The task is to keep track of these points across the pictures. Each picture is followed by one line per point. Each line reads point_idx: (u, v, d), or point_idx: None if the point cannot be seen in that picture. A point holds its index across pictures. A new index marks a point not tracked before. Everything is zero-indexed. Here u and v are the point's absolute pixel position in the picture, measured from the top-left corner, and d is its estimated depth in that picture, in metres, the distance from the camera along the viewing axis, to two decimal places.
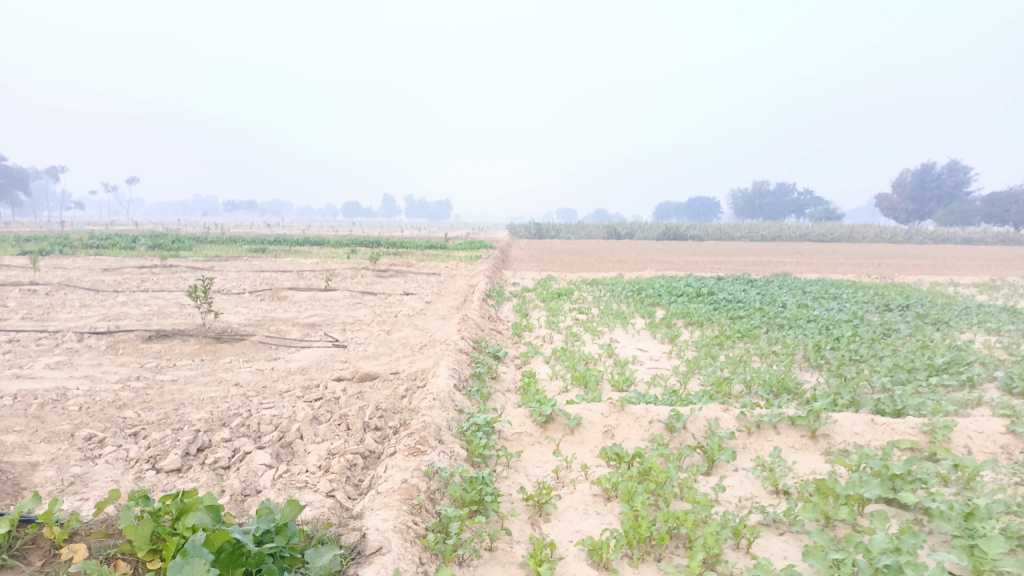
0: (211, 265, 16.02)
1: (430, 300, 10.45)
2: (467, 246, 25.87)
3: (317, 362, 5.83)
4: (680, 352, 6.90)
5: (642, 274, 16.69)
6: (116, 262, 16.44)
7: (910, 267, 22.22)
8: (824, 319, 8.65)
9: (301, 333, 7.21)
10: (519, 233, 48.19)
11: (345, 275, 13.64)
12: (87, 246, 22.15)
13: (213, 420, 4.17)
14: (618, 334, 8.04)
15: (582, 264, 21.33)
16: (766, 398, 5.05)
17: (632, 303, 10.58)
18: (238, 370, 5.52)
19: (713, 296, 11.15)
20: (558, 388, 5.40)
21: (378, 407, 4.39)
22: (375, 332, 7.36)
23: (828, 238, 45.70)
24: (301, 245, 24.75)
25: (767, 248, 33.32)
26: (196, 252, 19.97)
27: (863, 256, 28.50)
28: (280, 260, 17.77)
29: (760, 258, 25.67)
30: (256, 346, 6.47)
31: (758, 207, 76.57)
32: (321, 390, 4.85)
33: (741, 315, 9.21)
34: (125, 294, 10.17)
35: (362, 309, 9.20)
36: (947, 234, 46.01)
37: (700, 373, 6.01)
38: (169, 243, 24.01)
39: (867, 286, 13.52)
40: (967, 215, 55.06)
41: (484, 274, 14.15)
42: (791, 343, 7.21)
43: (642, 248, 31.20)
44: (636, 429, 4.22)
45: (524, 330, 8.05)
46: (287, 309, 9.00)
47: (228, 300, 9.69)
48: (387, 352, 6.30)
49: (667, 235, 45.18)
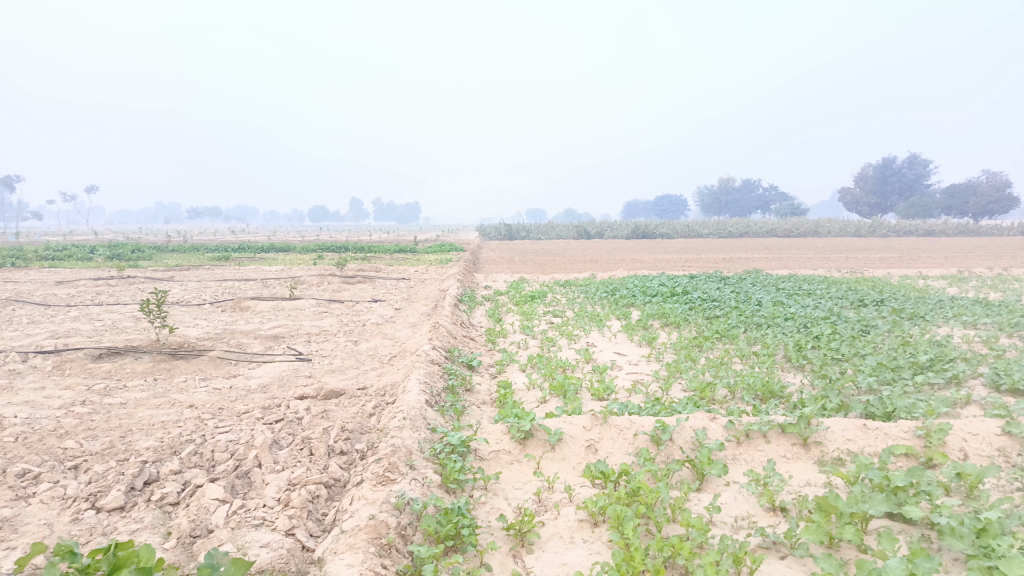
0: (171, 275, 15.48)
1: (399, 307, 10.13)
2: (437, 249, 25.53)
3: (280, 378, 5.50)
4: (660, 356, 6.68)
5: (614, 274, 16.52)
6: (71, 274, 15.81)
7: (878, 260, 22.40)
8: (801, 317, 8.52)
9: (264, 346, 6.85)
10: (488, 234, 47.90)
11: (311, 282, 13.24)
12: (42, 258, 21.40)
13: (163, 448, 3.83)
14: (594, 337, 7.81)
15: (554, 265, 21.11)
16: (752, 403, 4.84)
17: (607, 305, 10.37)
18: (193, 389, 5.17)
19: (688, 295, 10.99)
20: (535, 399, 5.14)
21: (343, 428, 4.08)
22: (342, 343, 7.02)
23: (795, 233, 46.20)
24: (266, 252, 24.19)
25: (736, 245, 33.47)
26: (156, 262, 19.33)
27: (830, 251, 28.77)
28: (244, 268, 17.27)
29: (730, 255, 25.75)
30: (214, 362, 6.10)
31: (725, 204, 77.32)
32: (282, 411, 4.53)
33: (718, 314, 9.04)
34: (77, 309, 9.67)
35: (329, 318, 8.84)
36: (910, 226, 46.80)
37: (681, 377, 5.79)
38: (127, 252, 23.27)
39: (840, 280, 13.50)
40: (928, 207, 56.10)
41: (455, 278, 13.85)
42: (771, 343, 7.04)
43: (612, 247, 31.15)
44: (620, 443, 3.98)
45: (497, 336, 7.78)
46: (249, 320, 8.61)
47: (187, 312, 9.26)
48: (355, 365, 5.98)
49: (637, 233, 45.27)
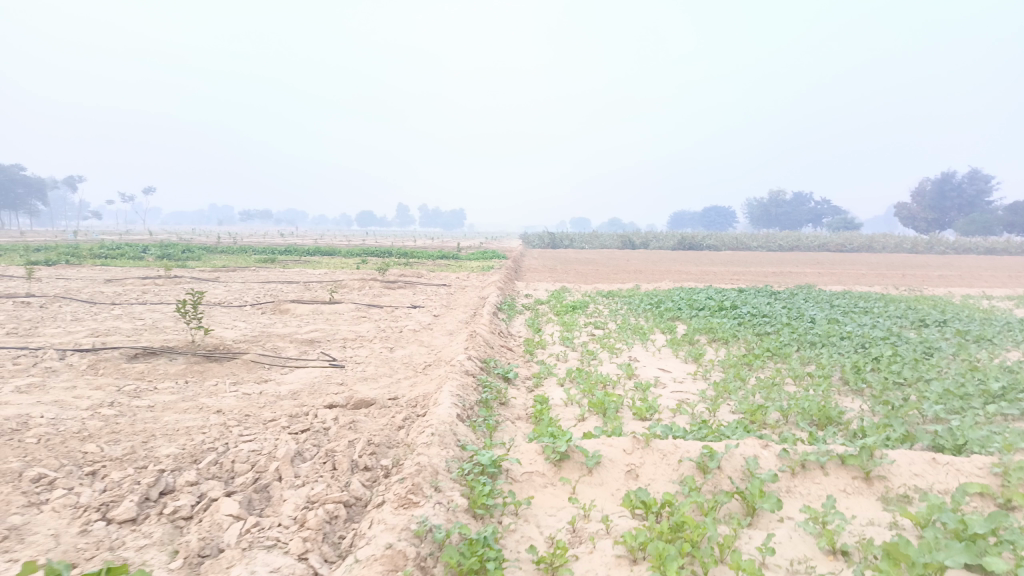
0: (216, 276, 15.62)
1: (438, 314, 9.97)
2: (481, 256, 25.42)
3: (311, 385, 5.34)
4: (706, 374, 6.34)
5: (659, 286, 16.14)
6: (121, 273, 16.11)
7: (936, 278, 21.54)
8: (858, 336, 8.08)
9: (298, 351, 6.73)
10: (532, 242, 47.70)
11: (352, 286, 13.19)
12: (96, 255, 21.97)
13: (184, 456, 3.69)
14: (638, 352, 7.51)
15: (598, 275, 20.79)
16: (807, 430, 4.50)
17: (651, 318, 10.04)
18: (223, 394, 5.05)
19: (737, 310, 10.59)
20: (573, 416, 4.87)
21: (370, 442, 3.89)
22: (377, 349, 6.87)
23: (848, 247, 44.87)
24: (311, 255, 24.39)
25: (786, 259, 32.61)
26: (203, 262, 19.60)
27: (886, 267, 27.77)
28: (288, 270, 17.39)
29: (780, 269, 25.06)
30: (247, 366, 5.99)
31: (775, 217, 75.79)
32: (310, 420, 4.36)
33: (768, 331, 8.63)
34: (121, 307, 9.74)
35: (367, 323, 8.73)
36: (970, 243, 45.03)
37: (730, 398, 5.47)
38: (178, 252, 23.75)
39: (898, 299, 12.89)
40: (989, 224, 53.96)
41: (496, 285, 13.66)
42: (826, 364, 6.63)
43: (657, 258, 30.63)
44: (663, 469, 3.70)
45: (536, 348, 7.53)
46: (286, 323, 8.52)
47: (227, 314, 9.23)
48: (388, 373, 5.80)
49: (683, 244, 44.56)
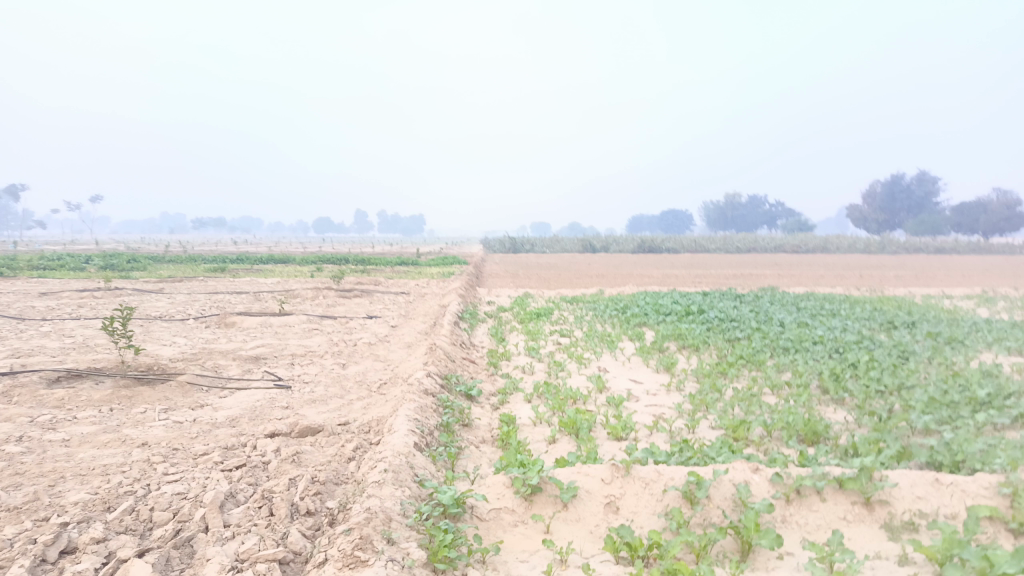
0: (161, 287, 14.82)
1: (396, 324, 9.48)
2: (441, 261, 24.91)
3: (252, 410, 4.83)
4: (681, 386, 5.99)
5: (623, 290, 15.89)
6: (58, 285, 15.19)
7: (893, 278, 21.79)
8: (832, 340, 7.83)
9: (242, 370, 6.18)
10: (493, 246, 47.31)
11: (306, 296, 12.59)
12: (33, 267, 20.84)
13: (94, 503, 3.15)
14: (607, 362, 7.12)
15: (560, 280, 20.45)
16: (796, 448, 4.15)
17: (618, 324, 9.68)
18: (151, 423, 4.49)
19: (704, 314, 10.32)
20: (543, 439, 4.45)
21: (315, 478, 3.42)
22: (329, 366, 6.35)
23: (803, 249, 45.48)
24: (264, 264, 23.55)
25: (745, 261, 32.84)
26: (149, 273, 18.70)
27: (842, 268, 28.08)
28: (238, 280, 16.65)
29: (741, 271, 25.09)
30: (182, 390, 5.42)
31: (731, 219, 76.81)
32: (247, 452, 3.86)
33: (738, 337, 8.34)
34: (51, 323, 9.00)
35: (319, 336, 8.19)
36: (919, 243, 46.02)
37: (708, 412, 5.11)
38: (123, 263, 22.74)
39: (862, 300, 12.78)
40: (937, 224, 55.34)
41: (456, 293, 13.20)
42: (803, 371, 6.34)
43: (619, 262, 30.50)
44: (646, 500, 3.31)
45: (500, 360, 7.10)
46: (231, 339, 7.92)
47: (167, 329, 8.58)
48: (339, 393, 5.31)
49: (642, 247, 44.68)
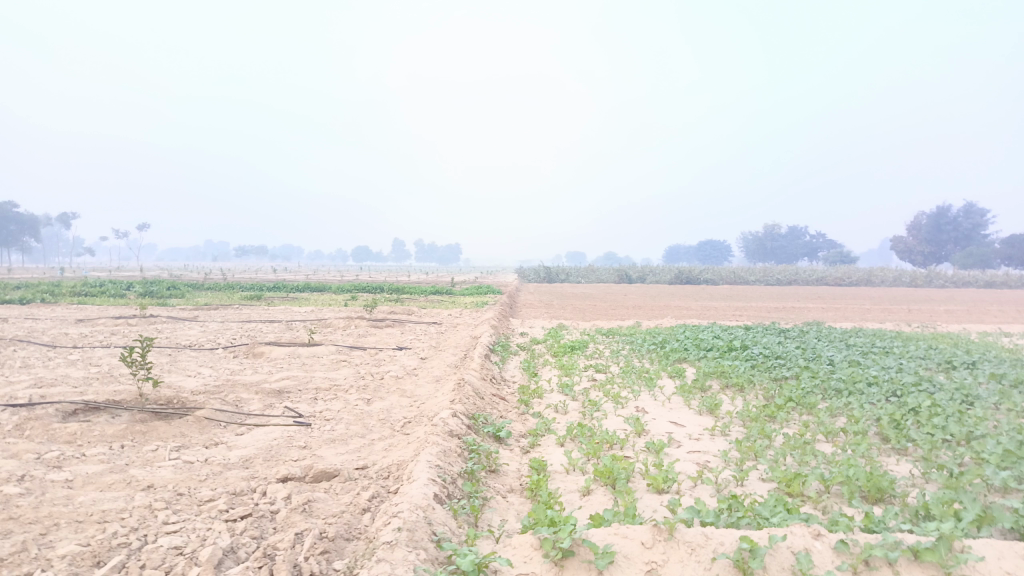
0: (195, 315, 14.81)
1: (425, 356, 9.20)
2: (476, 291, 24.72)
3: (267, 450, 4.55)
4: (726, 431, 5.56)
5: (661, 323, 15.47)
6: (95, 312, 15.29)
7: (943, 313, 20.97)
8: (888, 382, 7.31)
9: (262, 404, 5.93)
10: (528, 276, 47.04)
11: (337, 326, 12.41)
12: (74, 293, 21.16)
13: (83, 557, 2.88)
14: (645, 401, 6.73)
15: (596, 311, 20.07)
16: (859, 508, 3.72)
17: (657, 360, 9.26)
18: (160, 464, 4.24)
19: (747, 350, 9.84)
20: (576, 489, 4.10)
21: (323, 533, 3.12)
22: (353, 402, 6.08)
23: (846, 281, 44.33)
24: (299, 292, 23.59)
25: (786, 293, 31.95)
26: (186, 300, 18.80)
27: (888, 302, 27.15)
28: (272, 308, 16.60)
29: (782, 304, 24.41)
30: (198, 426, 5.17)
31: (771, 250, 75.58)
32: (255, 500, 3.58)
33: (785, 376, 7.85)
34: (80, 351, 8.92)
35: (346, 369, 7.95)
36: (969, 276, 44.47)
37: (758, 462, 4.69)
38: (162, 290, 22.96)
39: (916, 337, 12.12)
40: (987, 257, 53.61)
41: (489, 323, 12.89)
42: (859, 416, 5.87)
43: (656, 293, 29.95)
44: (692, 569, 2.92)
45: (532, 397, 6.76)
46: (256, 370, 7.71)
47: (193, 359, 8.41)
48: (360, 432, 5.01)
49: (680, 278, 43.99)
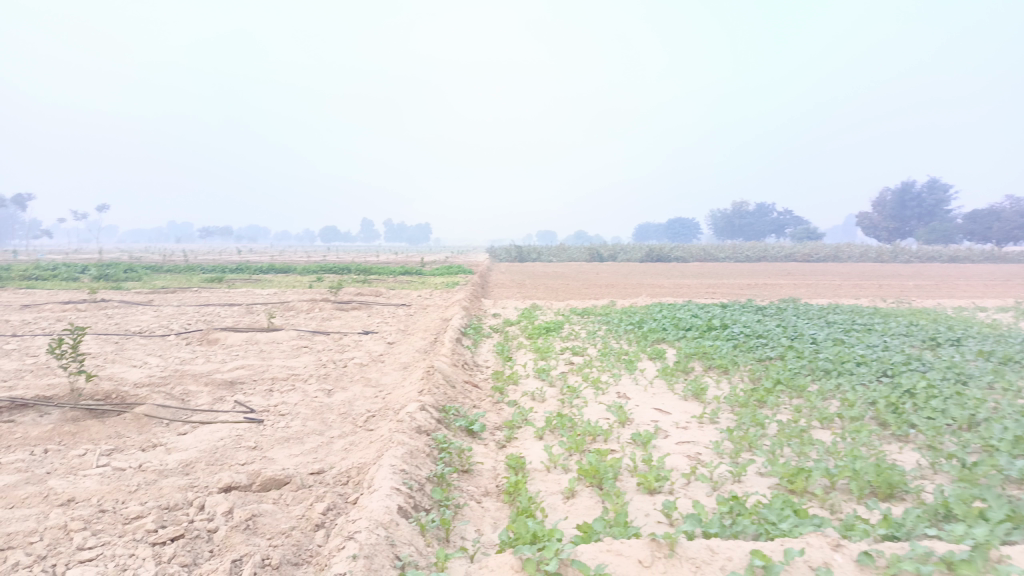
0: (150, 299, 14.07)
1: (393, 341, 8.69)
2: (445, 271, 24.13)
3: (211, 453, 4.04)
4: (716, 418, 5.18)
5: (636, 302, 15.13)
6: (43, 297, 14.46)
7: (914, 288, 20.99)
8: (878, 362, 7.00)
9: (212, 398, 5.41)
10: (499, 255, 46.57)
11: (300, 309, 11.83)
12: (24, 277, 20.21)
13: None
14: (627, 386, 6.34)
15: (570, 290, 19.67)
16: (875, 509, 3.35)
17: (635, 341, 8.87)
18: (86, 472, 3.70)
19: (728, 329, 9.50)
20: (559, 491, 3.68)
21: (267, 561, 2.67)
22: (312, 393, 5.58)
23: (814, 257, 44.61)
24: (262, 273, 22.88)
25: (757, 270, 31.90)
26: (142, 283, 17.98)
27: (858, 277, 27.19)
28: (233, 291, 15.91)
29: (754, 280, 24.30)
30: (136, 426, 4.63)
31: (740, 228, 76.00)
32: (191, 516, 3.10)
33: (770, 357, 7.52)
34: (18, 340, 8.24)
35: (307, 355, 7.43)
36: (934, 251, 45.00)
37: (755, 454, 4.32)
38: (119, 273, 22.10)
39: (894, 313, 11.90)
40: (949, 232, 54.38)
41: (460, 305, 12.41)
42: (854, 400, 5.54)
43: (628, 271, 29.63)
44: None
45: (507, 384, 6.32)
46: (209, 359, 7.15)
47: (141, 347, 7.81)
48: (318, 429, 4.52)
49: (651, 256, 43.80)
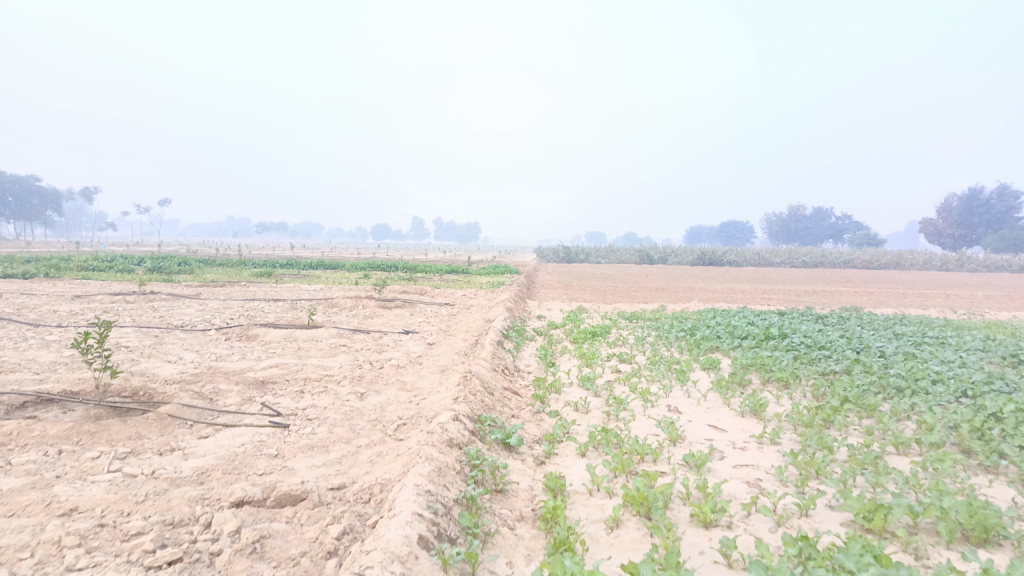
0: (198, 292, 14.11)
1: (434, 342, 8.39)
2: (492, 270, 23.84)
3: (229, 460, 3.78)
4: (777, 439, 4.71)
5: (687, 307, 14.56)
6: (96, 288, 14.65)
7: (985, 299, 19.81)
8: (956, 380, 6.38)
9: (240, 398, 5.18)
10: (548, 255, 46.19)
11: (343, 306, 11.67)
12: (81, 268, 20.67)
13: None
14: (678, 399, 5.91)
15: (618, 293, 19.14)
16: (971, 559, 2.87)
17: (687, 349, 8.39)
18: (95, 478, 3.47)
19: (788, 339, 8.92)
20: (603, 520, 3.29)
21: None
22: (344, 396, 5.31)
23: (875, 265, 42.93)
24: (311, 269, 22.96)
25: (814, 276, 30.75)
26: (193, 276, 18.16)
27: (921, 286, 25.96)
28: (279, 286, 15.88)
29: (811, 287, 23.38)
30: (158, 427, 4.42)
31: (796, 232, 73.89)
32: (195, 535, 2.81)
33: (835, 371, 6.96)
34: (60, 332, 8.21)
35: (343, 355, 7.19)
36: (1003, 260, 42.85)
37: (823, 484, 3.85)
38: (172, 265, 22.44)
39: (967, 326, 11.10)
40: (1021, 240, 51.75)
41: (505, 305, 12.06)
42: (932, 423, 4.99)
43: (678, 275, 28.89)
44: None
45: (549, 393, 5.96)
46: (244, 356, 6.96)
47: (179, 342, 7.68)
48: (345, 437, 4.23)
49: (703, 258, 42.79)
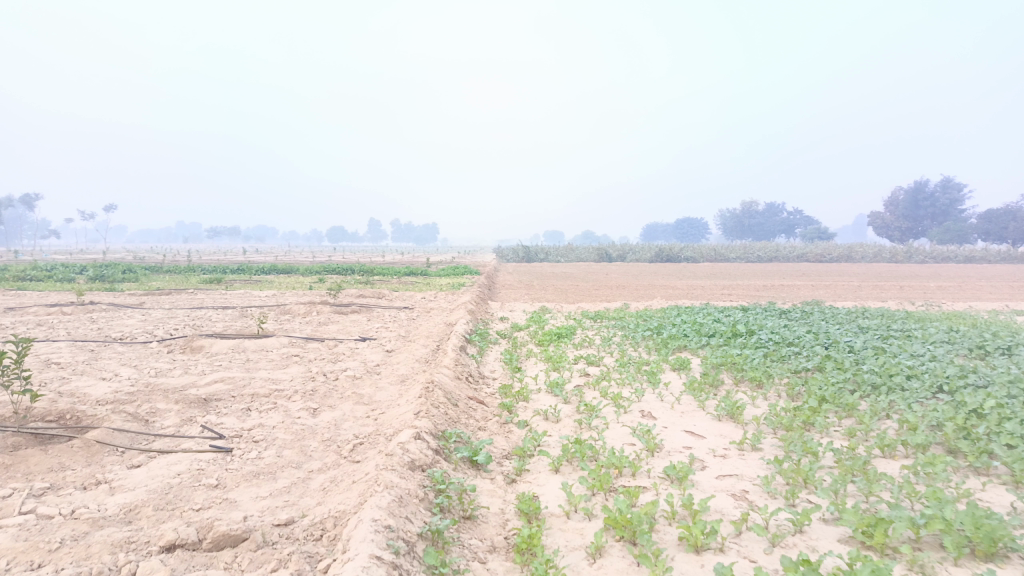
0: (141, 301, 13.40)
1: (392, 349, 7.99)
2: (451, 272, 23.43)
3: (163, 494, 3.36)
4: (759, 445, 4.46)
5: (651, 305, 14.39)
6: (31, 299, 13.81)
7: (936, 290, 20.18)
8: (931, 375, 6.24)
9: (179, 419, 4.73)
10: (507, 255, 45.94)
11: (297, 312, 11.16)
12: (18, 278, 19.59)
13: None
14: (651, 404, 5.64)
15: (580, 292, 18.92)
16: None
17: (655, 349, 8.15)
18: (5, 522, 3.01)
19: (756, 336, 8.75)
20: (584, 547, 2.98)
21: None
22: (295, 413, 4.90)
23: (827, 258, 43.75)
24: (263, 274, 22.22)
25: (771, 271, 31.03)
26: (137, 285, 17.35)
27: (875, 279, 26.34)
28: (229, 293, 15.22)
29: (769, 282, 23.52)
30: (84, 456, 3.96)
31: (750, 227, 75.04)
32: None
33: (807, 369, 6.79)
34: None
35: (296, 366, 6.75)
36: (948, 251, 44.07)
37: (813, 495, 3.60)
38: (116, 274, 21.48)
39: (928, 317, 11.14)
40: (964, 232, 53.33)
41: (466, 307, 11.69)
42: (915, 421, 4.81)
43: (637, 272, 28.86)
44: None
45: (516, 401, 5.64)
46: (187, 370, 6.46)
47: (117, 357, 7.12)
48: (295, 462, 3.84)
49: (661, 255, 43.05)
